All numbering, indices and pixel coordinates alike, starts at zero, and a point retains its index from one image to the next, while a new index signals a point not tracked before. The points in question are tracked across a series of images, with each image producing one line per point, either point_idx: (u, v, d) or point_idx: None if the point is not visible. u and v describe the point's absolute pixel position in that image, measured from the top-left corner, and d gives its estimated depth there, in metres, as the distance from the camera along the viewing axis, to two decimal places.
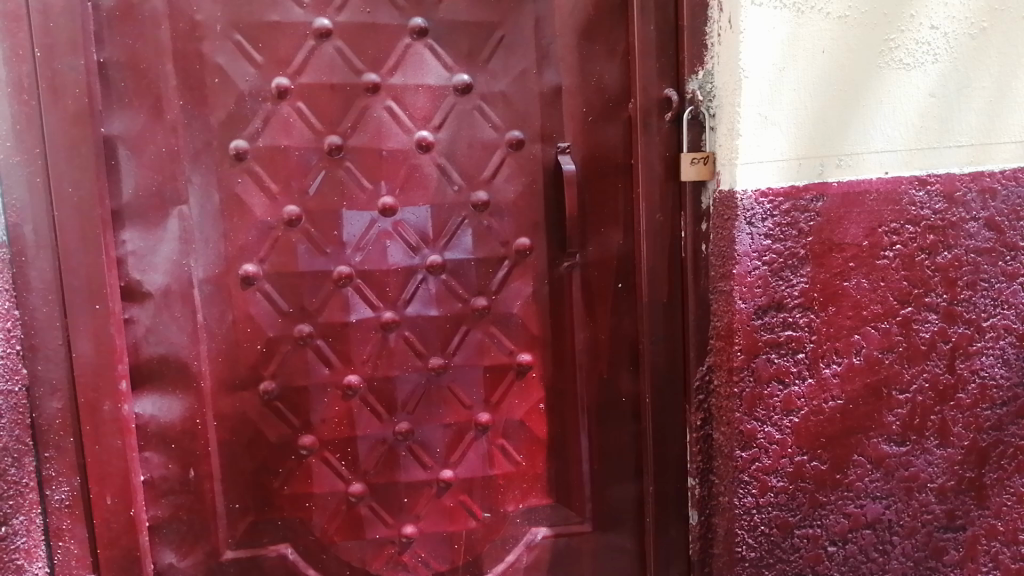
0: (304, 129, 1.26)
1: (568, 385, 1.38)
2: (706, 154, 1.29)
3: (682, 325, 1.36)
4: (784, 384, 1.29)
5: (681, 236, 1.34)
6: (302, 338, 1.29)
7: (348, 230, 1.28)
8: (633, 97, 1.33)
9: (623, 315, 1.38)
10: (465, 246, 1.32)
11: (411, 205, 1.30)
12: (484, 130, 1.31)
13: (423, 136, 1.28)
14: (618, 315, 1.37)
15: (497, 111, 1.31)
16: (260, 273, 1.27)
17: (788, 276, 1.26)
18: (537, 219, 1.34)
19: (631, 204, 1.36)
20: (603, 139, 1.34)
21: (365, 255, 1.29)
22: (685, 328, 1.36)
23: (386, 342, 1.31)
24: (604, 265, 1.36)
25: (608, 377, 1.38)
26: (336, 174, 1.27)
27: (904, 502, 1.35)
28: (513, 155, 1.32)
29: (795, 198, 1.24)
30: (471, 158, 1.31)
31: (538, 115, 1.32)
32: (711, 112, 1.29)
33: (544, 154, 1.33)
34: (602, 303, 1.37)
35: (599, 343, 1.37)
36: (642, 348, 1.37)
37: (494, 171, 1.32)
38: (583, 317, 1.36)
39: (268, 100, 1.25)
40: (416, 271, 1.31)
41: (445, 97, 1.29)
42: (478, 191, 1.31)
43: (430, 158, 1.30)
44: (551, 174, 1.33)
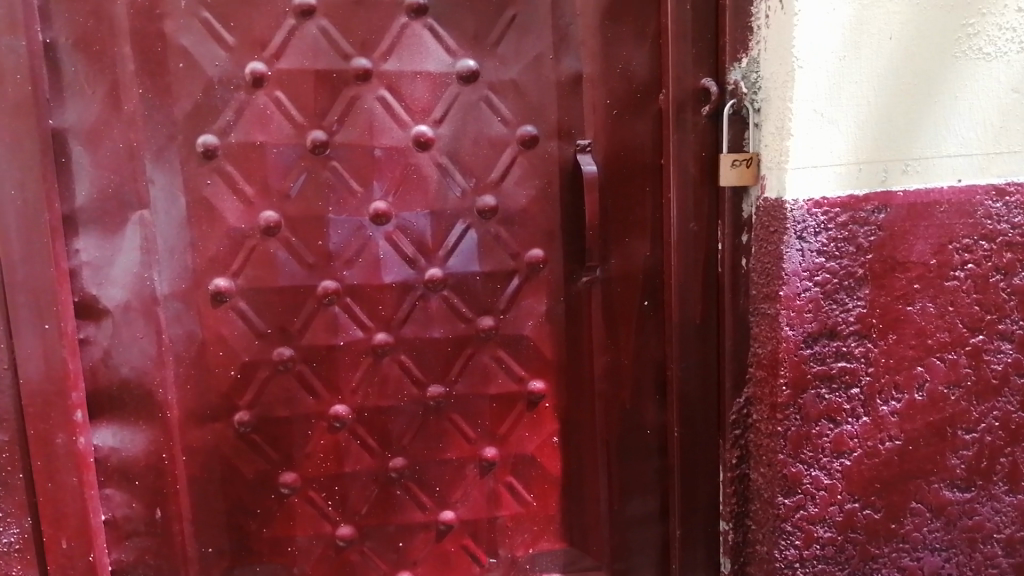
0: (283, 123, 1.08)
1: (585, 415, 1.21)
2: (750, 155, 1.11)
3: (717, 351, 1.20)
4: (835, 423, 1.12)
5: (718, 249, 1.17)
6: (282, 363, 1.12)
7: (335, 238, 1.11)
8: (664, 88, 1.15)
9: (649, 337, 1.20)
10: (469, 258, 1.14)
11: (408, 211, 1.12)
12: (492, 125, 1.13)
13: (422, 131, 1.11)
14: (644, 337, 1.20)
15: (507, 103, 1.13)
16: (233, 288, 1.10)
17: (843, 299, 1.09)
18: (552, 227, 1.16)
19: (661, 210, 1.18)
20: (630, 135, 1.16)
21: (354, 269, 1.12)
22: (720, 354, 1.19)
23: (378, 368, 1.15)
24: (629, 280, 1.19)
25: (631, 407, 1.21)
26: (320, 174, 1.10)
27: (967, 555, 1.19)
28: (526, 154, 1.14)
29: (855, 209, 1.07)
30: (476, 157, 1.13)
31: (555, 108, 1.14)
32: (756, 106, 1.10)
33: (561, 153, 1.15)
34: (625, 324, 1.19)
35: (621, 369, 1.20)
36: (671, 376, 1.20)
37: (503, 172, 1.14)
38: (603, 340, 1.19)
39: (241, 88, 1.07)
40: (413, 287, 1.14)
41: (448, 86, 1.11)
42: (485, 195, 1.14)
43: (429, 157, 1.12)
44: (569, 176, 1.15)
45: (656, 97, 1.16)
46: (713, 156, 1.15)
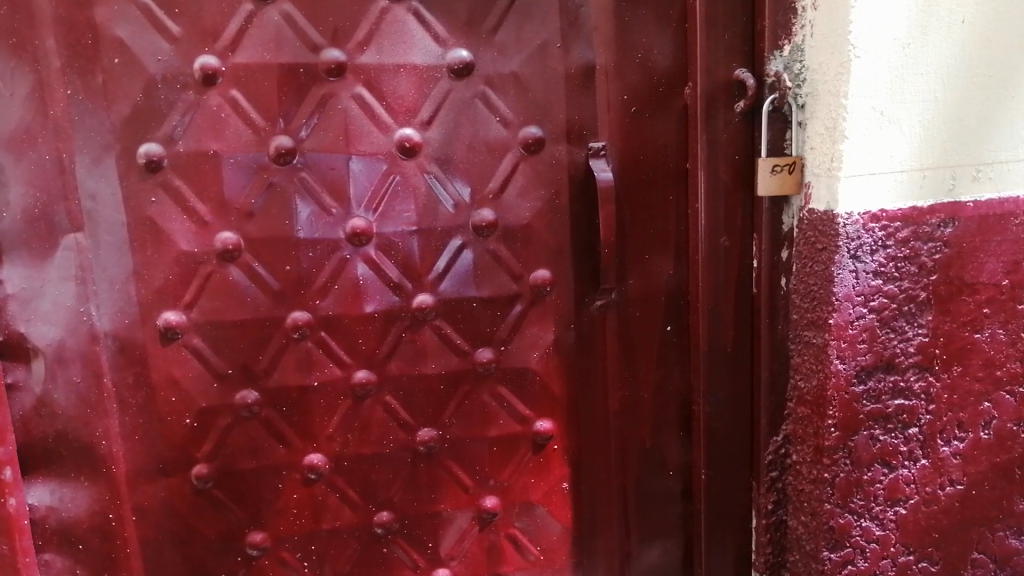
0: (242, 127, 0.91)
1: (599, 457, 1.05)
2: (792, 159, 0.95)
3: (751, 382, 1.04)
4: (890, 467, 0.97)
5: (752, 267, 1.01)
6: (247, 409, 0.96)
7: (306, 264, 0.94)
8: (691, 80, 0.98)
9: (672, 367, 1.05)
10: (464, 282, 0.98)
11: (391, 228, 0.95)
12: (489, 126, 0.96)
13: (407, 134, 0.94)
14: (666, 367, 1.05)
15: (508, 99, 0.95)
16: (185, 322, 0.93)
17: (902, 327, 0.93)
18: (560, 244, 0.99)
19: (688, 223, 1.01)
20: (651, 136, 0.99)
21: (330, 298, 0.95)
22: (753, 385, 1.04)
23: (359, 411, 0.98)
24: (650, 303, 1.03)
25: (651, 447, 1.06)
26: (286, 188, 0.93)
27: None
28: (529, 160, 0.97)
29: (917, 222, 0.91)
30: (472, 164, 0.96)
31: (563, 105, 0.97)
32: (800, 101, 0.94)
33: (570, 158, 0.98)
34: (645, 353, 1.03)
35: (640, 404, 1.05)
36: (698, 411, 1.05)
37: (502, 182, 0.97)
38: (620, 371, 1.03)
39: (189, 87, 0.89)
40: (399, 318, 0.97)
41: (437, 81, 0.94)
42: (482, 209, 0.97)
43: (415, 165, 0.95)
44: (580, 185, 0.99)
45: (681, 91, 0.99)
46: (749, 160, 0.98)
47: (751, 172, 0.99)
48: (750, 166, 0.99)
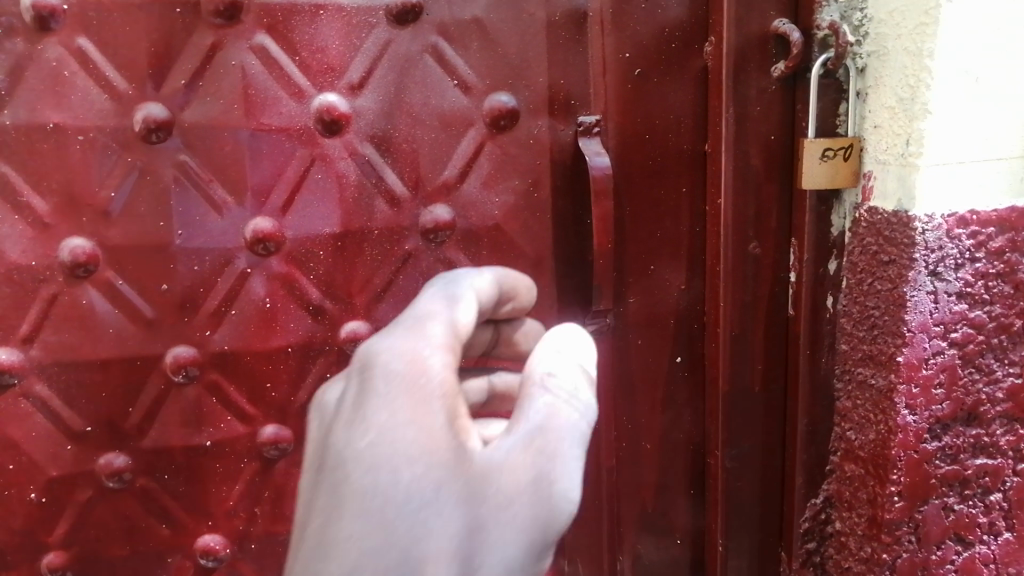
0: (94, 91, 0.64)
1: (588, 529, 0.80)
2: (847, 142, 0.72)
3: (782, 430, 0.81)
4: (964, 544, 0.76)
5: (788, 281, 0.77)
6: (115, 478, 0.70)
7: (192, 282, 0.68)
8: (714, 36, 0.73)
9: (681, 409, 0.81)
10: (410, 303, 0.72)
11: (310, 232, 0.70)
12: (445, 93, 0.70)
13: (331, 102, 0.68)
14: (673, 409, 0.81)
15: (470, 56, 0.70)
16: (23, 363, 0.67)
17: (988, 366, 0.72)
18: (539, 253, 0.75)
19: (706, 225, 0.77)
20: (661, 109, 0.74)
21: (226, 327, 0.70)
22: (785, 434, 0.81)
23: (270, 476, 0.73)
24: (656, 329, 0.78)
25: (655, 511, 0.83)
26: (159, 177, 0.66)
27: None
28: (498, 139, 0.72)
29: (1015, 228, 0.69)
30: (420, 144, 0.70)
31: (544, 65, 0.72)
32: (859, 64, 0.71)
33: (553, 137, 0.73)
34: (648, 393, 0.80)
35: (642, 456, 0.81)
36: (715, 468, 0.81)
37: (463, 169, 0.72)
38: (616, 417, 0.79)
39: (15, 31, 0.62)
40: (322, 353, 0.72)
41: (372, 29, 0.68)
42: (433, 206, 0.71)
43: (341, 145, 0.69)
44: (565, 174, 0.74)
45: (700, 49, 0.74)
46: (789, 142, 0.75)
47: (791, 159, 0.75)
48: (789, 149, 0.75)
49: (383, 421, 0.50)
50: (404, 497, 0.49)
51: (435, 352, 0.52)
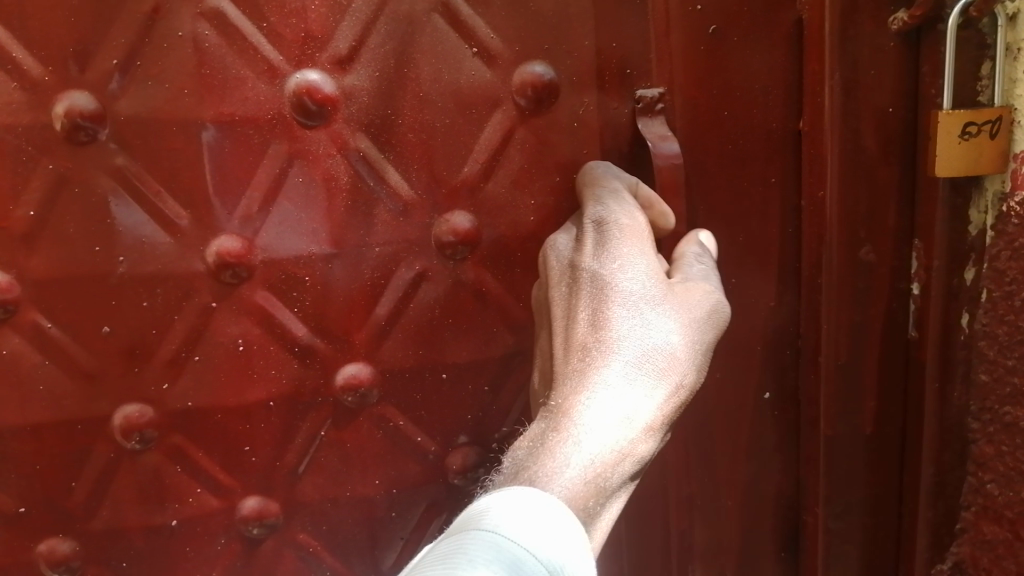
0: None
1: None
2: (993, 112, 0.52)
3: (899, 479, 0.63)
4: None
5: (909, 293, 0.60)
6: (60, 568, 0.55)
7: (143, 321, 0.53)
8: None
9: (769, 456, 0.64)
10: (426, 339, 0.56)
11: (293, 251, 0.53)
12: (461, 64, 0.53)
13: (313, 80, 0.51)
14: (760, 455, 0.64)
15: (491, 14, 0.53)
16: None
17: None
18: None
19: (801, 224, 0.60)
20: (742, 78, 0.57)
21: (190, 378, 0.54)
22: (903, 484, 0.63)
23: (254, 558, 0.58)
24: (736, 358, 0.62)
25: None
26: (94, 187, 0.51)
27: None
28: (533, 123, 0.55)
29: None
30: (430, 133, 0.54)
31: (590, 23, 0.55)
32: (1009, 11, 0.53)
33: (604, 117, 0.56)
34: (729, 438, 0.63)
35: (722, 515, 0.65)
36: (813, 528, 0.64)
37: (488, 162, 0.55)
38: (689, 468, 0.63)
39: None
40: (313, 406, 0.56)
41: None
42: (451, 213, 0.55)
43: (327, 139, 0.53)
44: (622, 164, 0.57)
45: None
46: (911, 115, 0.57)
47: (913, 138, 0.57)
48: (912, 125, 0.57)
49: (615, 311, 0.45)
50: (624, 378, 0.44)
51: (633, 237, 0.48)
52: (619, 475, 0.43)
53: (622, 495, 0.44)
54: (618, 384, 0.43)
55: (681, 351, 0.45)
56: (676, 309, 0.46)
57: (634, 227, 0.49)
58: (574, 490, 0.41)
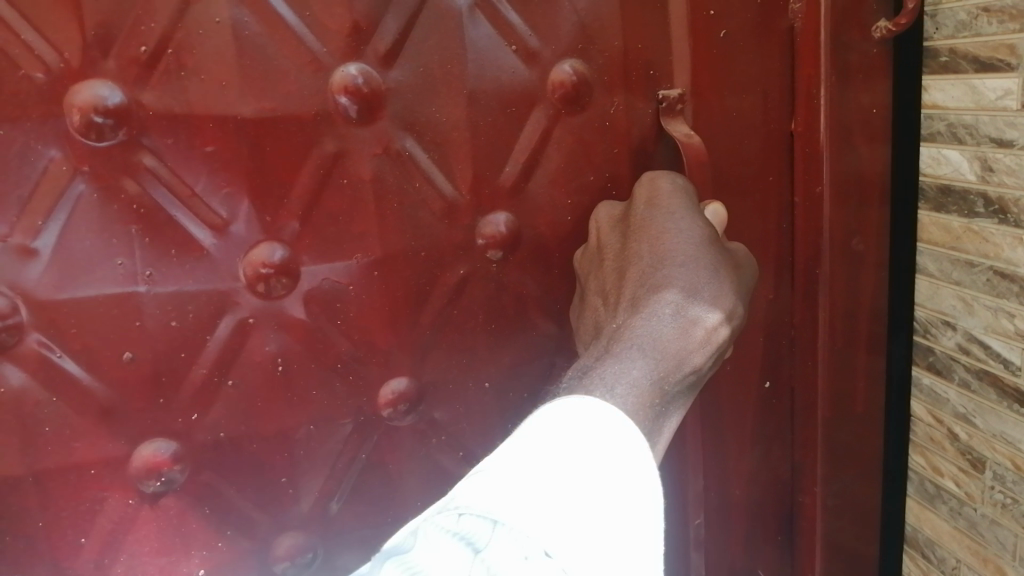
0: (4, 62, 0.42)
1: None
2: None
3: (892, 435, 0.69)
4: None
5: (935, 274, 0.63)
6: None
7: (172, 343, 0.47)
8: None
9: (772, 442, 0.67)
10: (469, 347, 0.54)
11: (340, 258, 0.50)
12: (504, 61, 0.52)
13: (357, 75, 0.48)
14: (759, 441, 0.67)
15: (527, 8, 0.52)
16: None
17: None
18: None
19: (794, 222, 0.63)
20: (746, 82, 0.59)
21: (223, 405, 0.48)
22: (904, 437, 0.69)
23: None
24: (740, 350, 0.64)
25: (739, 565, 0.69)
26: (114, 190, 0.44)
27: None
28: (569, 122, 0.55)
29: None
30: (472, 132, 0.52)
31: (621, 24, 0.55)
32: None
33: (632, 117, 0.56)
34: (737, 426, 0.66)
35: (730, 504, 0.67)
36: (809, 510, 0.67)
37: (529, 162, 0.54)
38: (703, 458, 0.65)
39: None
40: (354, 427, 0.52)
41: None
42: (495, 214, 0.53)
43: (372, 138, 0.49)
44: (648, 165, 0.57)
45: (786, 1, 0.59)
46: (936, 117, 0.60)
47: None
48: (936, 127, 0.60)
49: (663, 249, 0.48)
50: (673, 303, 0.46)
51: (684, 199, 0.52)
52: (672, 389, 0.44)
53: (672, 416, 0.45)
54: (670, 302, 0.46)
55: (725, 287, 0.48)
56: (715, 253, 0.49)
57: (676, 191, 0.53)
58: (642, 396, 0.42)
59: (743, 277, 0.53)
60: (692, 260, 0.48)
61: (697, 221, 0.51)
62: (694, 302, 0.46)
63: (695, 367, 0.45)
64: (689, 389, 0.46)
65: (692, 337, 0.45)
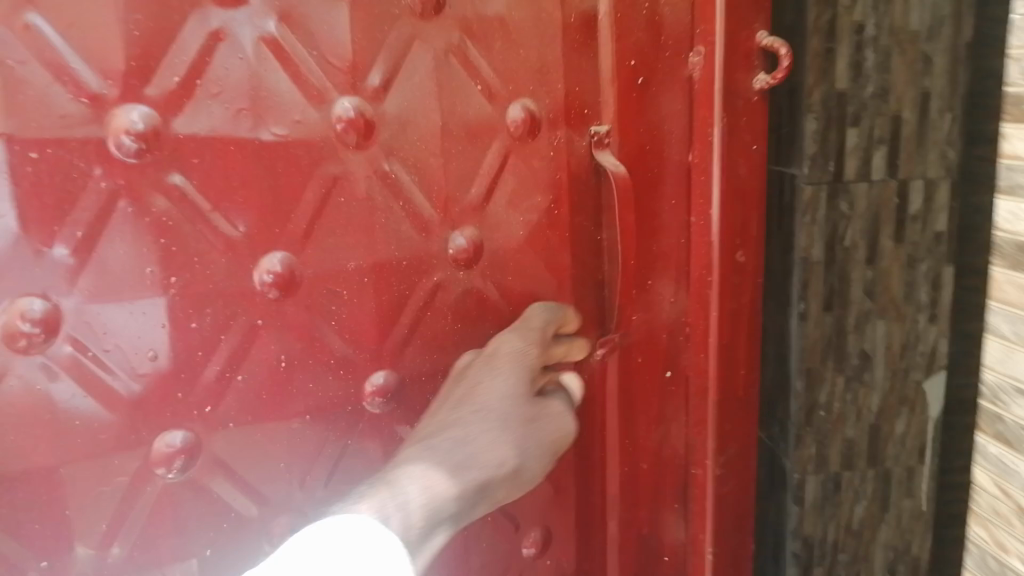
0: (54, 87, 0.46)
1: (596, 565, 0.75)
2: None
3: (938, 483, 0.70)
4: None
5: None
6: None
7: (191, 342, 0.52)
8: (700, 49, 0.66)
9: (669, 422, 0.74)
10: (438, 345, 0.62)
11: (334, 265, 0.56)
12: (469, 98, 0.61)
13: (349, 108, 0.55)
14: (671, 435, 0.74)
15: (490, 57, 0.61)
16: None
17: None
18: (566, 268, 0.67)
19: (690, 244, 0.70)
20: (659, 118, 0.67)
21: (231, 398, 0.54)
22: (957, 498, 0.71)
23: None
24: (649, 351, 0.72)
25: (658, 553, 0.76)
26: (145, 206, 0.49)
27: None
28: (521, 151, 0.64)
29: None
30: (443, 159, 0.60)
31: (561, 69, 0.63)
32: None
33: (569, 148, 0.65)
34: (650, 416, 0.73)
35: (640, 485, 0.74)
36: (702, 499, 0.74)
37: (489, 185, 0.63)
38: (622, 445, 0.73)
39: None
40: (343, 416, 0.59)
41: (395, 20, 0.56)
42: (462, 229, 0.62)
43: (366, 162, 0.57)
44: (584, 189, 0.67)
45: (862, 41, 0.59)
46: None
47: None
48: None
49: (477, 390, 0.59)
50: (455, 443, 0.56)
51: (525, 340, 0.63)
52: (436, 516, 0.53)
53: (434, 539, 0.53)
54: (448, 438, 0.56)
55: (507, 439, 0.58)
56: (510, 404, 0.59)
57: (524, 335, 0.63)
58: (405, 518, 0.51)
59: (550, 445, 0.61)
60: (488, 408, 0.58)
61: (515, 383, 0.60)
62: (473, 450, 0.56)
63: (457, 496, 0.54)
64: (453, 518, 0.54)
65: (456, 472, 0.54)
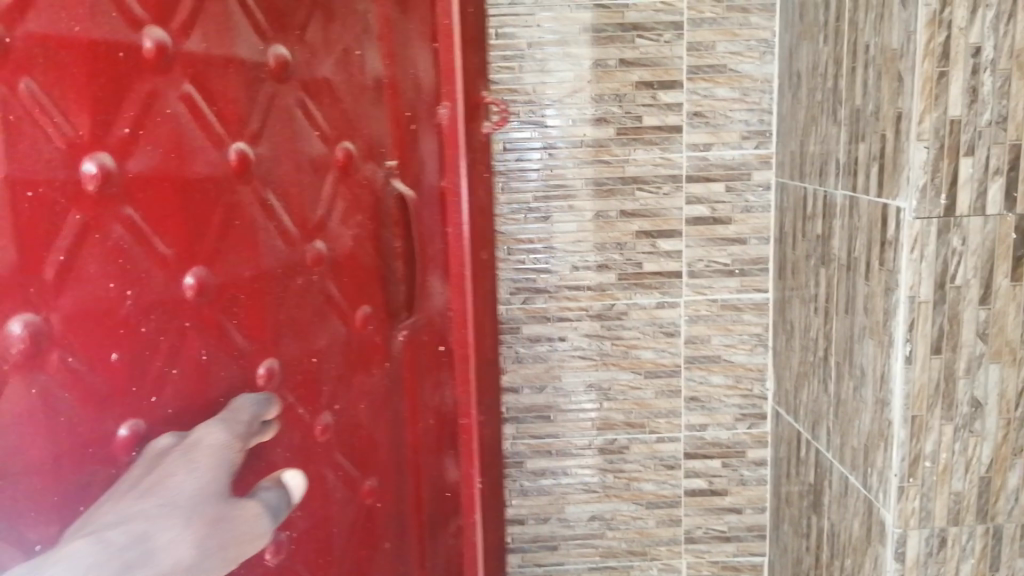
0: (43, 139, 0.56)
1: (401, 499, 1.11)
2: None
3: None
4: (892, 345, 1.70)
5: None
6: None
7: (141, 343, 0.65)
8: (445, 102, 1.12)
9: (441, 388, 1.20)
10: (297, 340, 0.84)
11: (235, 275, 0.74)
12: (309, 142, 0.85)
13: (241, 149, 0.74)
14: (448, 397, 1.22)
15: (323, 110, 0.87)
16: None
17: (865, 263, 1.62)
18: (377, 268, 1.00)
19: (450, 246, 1.16)
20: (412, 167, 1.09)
21: (170, 389, 0.68)
22: None
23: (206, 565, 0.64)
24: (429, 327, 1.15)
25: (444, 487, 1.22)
26: (108, 232, 0.62)
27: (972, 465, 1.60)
28: (344, 181, 0.92)
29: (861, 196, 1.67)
30: (298, 188, 0.83)
31: (364, 124, 0.96)
32: None
33: (374, 179, 0.99)
34: (434, 380, 1.18)
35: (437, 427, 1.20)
36: (468, 440, 1.24)
37: (328, 210, 0.89)
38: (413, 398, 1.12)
39: None
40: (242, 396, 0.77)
41: (262, 81, 0.77)
42: (315, 242, 0.87)
43: (253, 194, 0.76)
44: (389, 207, 1.01)
45: None
46: None
47: None
48: None
49: (171, 480, 0.63)
50: (137, 534, 0.58)
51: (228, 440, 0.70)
52: None
53: None
54: (126, 534, 0.58)
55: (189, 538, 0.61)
56: (200, 507, 0.64)
57: (227, 430, 0.70)
58: None
59: (230, 550, 0.66)
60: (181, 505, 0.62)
61: (203, 484, 0.65)
62: (147, 553, 0.58)
63: None
64: None
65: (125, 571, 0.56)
